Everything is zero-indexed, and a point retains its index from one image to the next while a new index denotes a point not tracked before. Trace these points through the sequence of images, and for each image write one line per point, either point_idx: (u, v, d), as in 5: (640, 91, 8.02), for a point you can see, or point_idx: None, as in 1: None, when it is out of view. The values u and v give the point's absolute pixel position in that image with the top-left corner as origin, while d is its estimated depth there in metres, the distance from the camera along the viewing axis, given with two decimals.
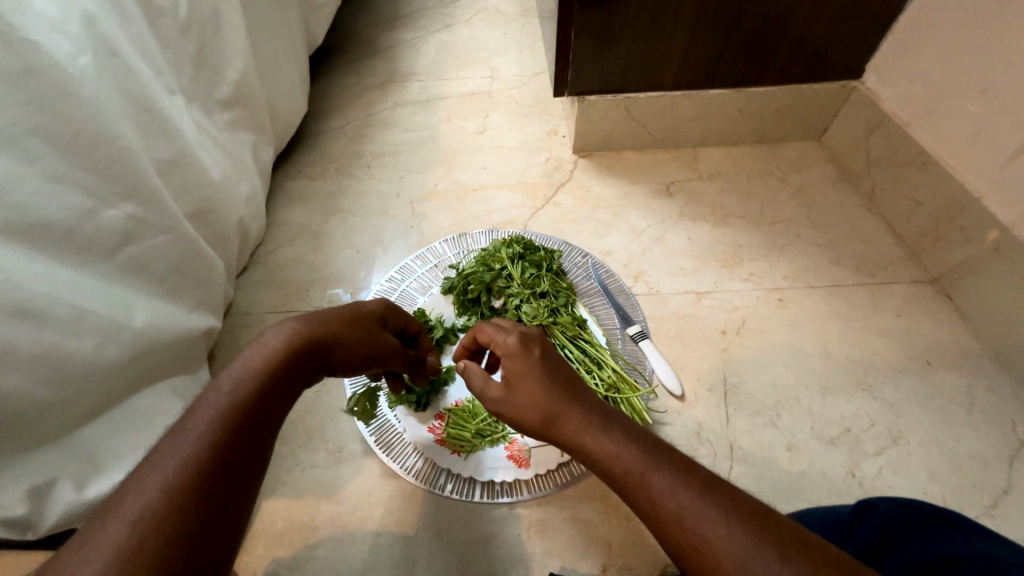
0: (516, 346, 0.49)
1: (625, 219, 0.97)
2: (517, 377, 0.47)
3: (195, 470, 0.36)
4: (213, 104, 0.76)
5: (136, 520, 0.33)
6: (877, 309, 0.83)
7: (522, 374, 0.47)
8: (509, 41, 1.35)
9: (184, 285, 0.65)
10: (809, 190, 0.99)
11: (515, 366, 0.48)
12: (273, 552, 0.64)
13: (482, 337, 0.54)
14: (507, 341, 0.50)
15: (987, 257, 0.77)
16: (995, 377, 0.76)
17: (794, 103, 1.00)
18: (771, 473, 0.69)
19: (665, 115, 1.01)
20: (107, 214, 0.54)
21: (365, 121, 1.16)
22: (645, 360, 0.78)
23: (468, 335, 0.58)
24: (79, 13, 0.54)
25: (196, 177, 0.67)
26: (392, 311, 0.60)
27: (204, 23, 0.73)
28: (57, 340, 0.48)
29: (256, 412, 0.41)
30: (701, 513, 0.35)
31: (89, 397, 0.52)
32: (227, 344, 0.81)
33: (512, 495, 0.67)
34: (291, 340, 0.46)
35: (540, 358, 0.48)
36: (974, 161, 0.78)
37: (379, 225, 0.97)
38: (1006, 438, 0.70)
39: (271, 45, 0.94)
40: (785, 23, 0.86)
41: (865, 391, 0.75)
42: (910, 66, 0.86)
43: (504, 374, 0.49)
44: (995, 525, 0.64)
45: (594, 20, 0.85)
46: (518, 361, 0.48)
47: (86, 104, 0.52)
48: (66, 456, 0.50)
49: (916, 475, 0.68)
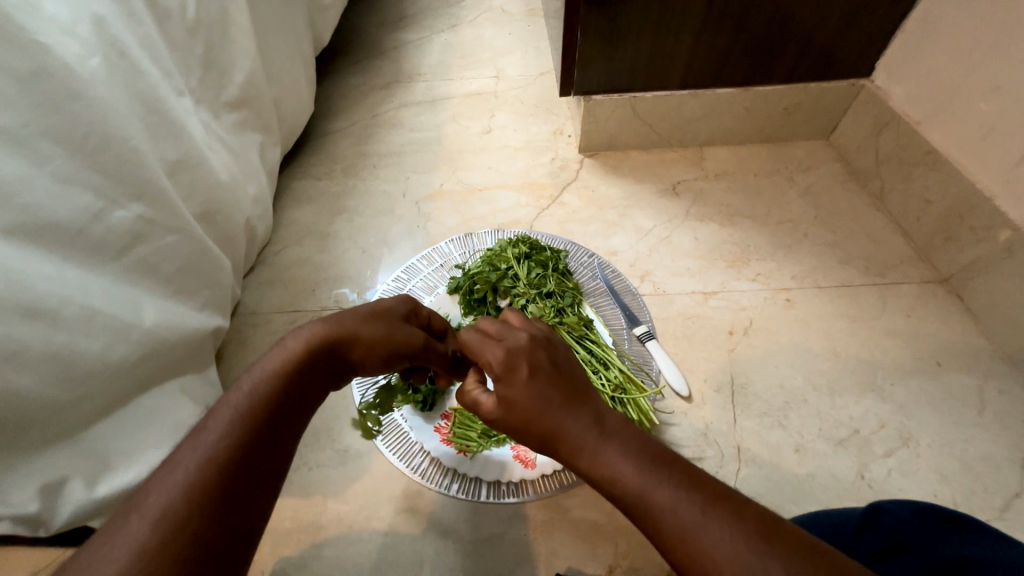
0: (505, 363, 0.46)
1: (631, 219, 0.96)
2: (509, 397, 0.44)
3: (215, 471, 0.36)
4: (220, 105, 0.77)
5: (157, 520, 0.33)
6: (887, 309, 0.83)
7: (515, 396, 0.44)
8: (514, 41, 1.35)
9: (193, 285, 0.65)
10: (817, 189, 0.98)
11: (506, 388, 0.45)
12: (281, 551, 0.64)
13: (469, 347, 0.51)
14: (495, 359, 0.47)
15: (999, 256, 0.76)
16: (1007, 378, 0.75)
17: (801, 102, 0.99)
18: (780, 475, 0.69)
19: (672, 115, 1.01)
20: (117, 215, 0.54)
21: (372, 121, 1.17)
22: (651, 361, 0.78)
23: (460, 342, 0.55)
24: (89, 16, 0.54)
25: (204, 178, 0.68)
26: (416, 307, 0.58)
27: (212, 24, 0.74)
28: (67, 339, 0.48)
29: (275, 414, 0.41)
30: (705, 530, 0.35)
31: (101, 396, 0.52)
32: (235, 344, 0.81)
33: (518, 495, 0.67)
34: (310, 341, 0.46)
35: (528, 377, 0.44)
36: (985, 159, 0.77)
37: (386, 225, 0.97)
38: (1018, 440, 0.69)
39: (278, 46, 0.94)
40: (792, 21, 0.85)
41: (874, 393, 0.75)
42: (920, 65, 0.85)
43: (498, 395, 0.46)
44: (1007, 528, 0.63)
45: (600, 20, 0.85)
46: (508, 383, 0.45)
47: (96, 105, 0.52)
48: (77, 454, 0.50)
49: (926, 477, 0.67)
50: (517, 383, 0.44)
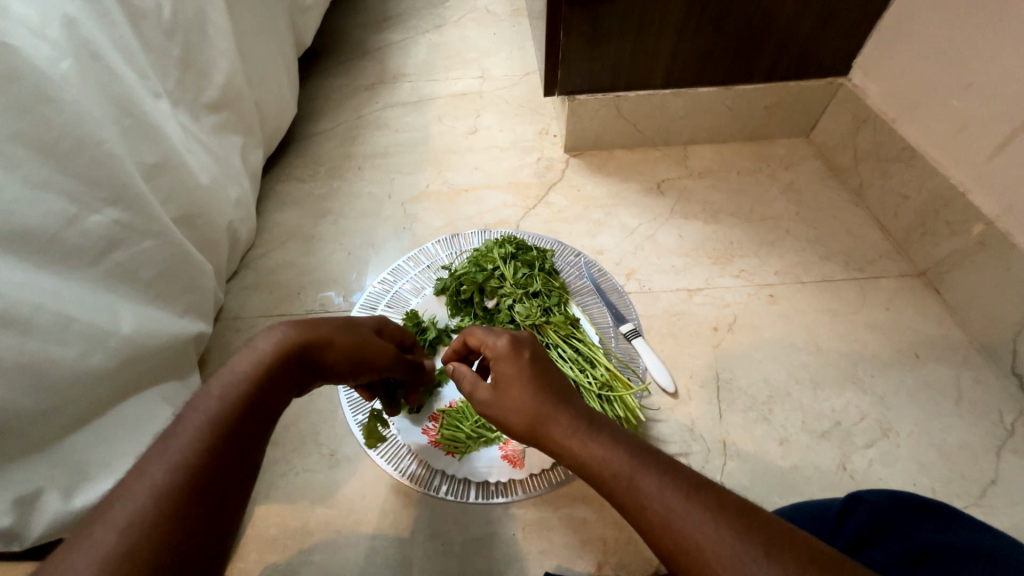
0: (506, 348, 0.49)
1: (616, 217, 0.97)
2: (506, 378, 0.47)
3: (184, 478, 0.36)
4: (200, 108, 0.76)
5: (124, 528, 0.32)
6: (868, 303, 0.84)
7: (512, 378, 0.47)
8: (499, 41, 1.35)
9: (173, 290, 0.64)
10: (798, 186, 1.00)
11: (504, 369, 0.48)
12: (268, 558, 0.63)
13: (472, 341, 0.54)
14: (498, 344, 0.50)
15: (974, 250, 0.78)
16: (982, 368, 0.77)
17: (782, 100, 1.00)
18: (765, 468, 0.69)
19: (656, 114, 1.02)
20: (92, 219, 0.53)
21: (357, 122, 1.16)
22: (638, 359, 0.78)
23: (458, 338, 0.57)
24: (59, 16, 0.53)
25: (183, 181, 0.67)
26: (382, 323, 0.60)
27: (190, 25, 0.73)
28: (41, 348, 0.47)
29: (247, 419, 0.41)
30: (688, 514, 0.35)
31: (79, 406, 0.51)
32: (218, 349, 0.80)
33: (506, 496, 0.67)
34: (282, 344, 0.46)
35: (527, 361, 0.48)
36: (958, 154, 0.79)
37: (370, 226, 0.97)
38: (993, 428, 0.71)
39: (259, 46, 0.93)
40: (772, 22, 0.86)
41: (855, 384, 0.76)
42: (894, 63, 0.87)
43: (495, 378, 0.49)
44: (985, 514, 0.65)
45: (583, 19, 0.85)
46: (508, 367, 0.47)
47: (67, 109, 0.51)
48: (52, 465, 0.49)
49: (906, 467, 0.69)
50: (517, 365, 0.48)
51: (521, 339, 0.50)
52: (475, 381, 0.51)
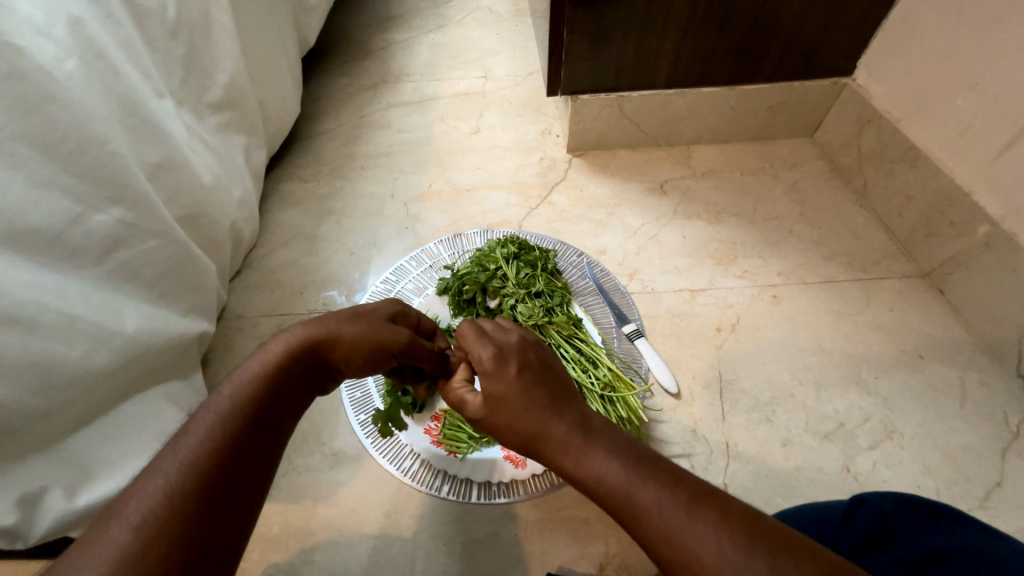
0: (492, 363, 0.47)
1: (619, 217, 0.97)
2: (495, 395, 0.46)
3: (197, 476, 0.36)
4: (204, 108, 0.76)
5: (137, 525, 0.33)
6: (871, 303, 0.84)
7: (501, 394, 0.45)
8: (502, 41, 1.35)
9: (176, 289, 0.65)
10: (802, 186, 0.99)
11: (492, 386, 0.46)
12: (270, 557, 0.63)
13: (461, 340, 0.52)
14: (484, 356, 0.48)
15: (979, 251, 0.78)
16: (987, 369, 0.76)
17: (786, 100, 1.00)
18: (768, 470, 0.69)
19: (659, 115, 1.02)
20: (97, 219, 0.53)
21: (360, 122, 1.16)
22: (640, 359, 0.78)
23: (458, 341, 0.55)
24: (64, 16, 0.53)
25: (186, 181, 0.67)
26: (401, 312, 0.57)
27: (194, 26, 0.73)
28: (46, 347, 0.47)
29: (258, 418, 0.41)
30: (688, 529, 0.35)
31: (83, 405, 0.51)
32: (221, 349, 0.80)
33: (508, 495, 0.67)
34: (291, 343, 0.45)
35: (515, 374, 0.46)
36: (963, 155, 0.79)
37: (373, 226, 0.97)
38: (998, 430, 0.71)
39: (262, 46, 0.93)
40: (776, 22, 0.86)
41: (858, 386, 0.76)
42: (899, 64, 0.87)
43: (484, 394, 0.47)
44: (989, 517, 0.64)
45: (586, 19, 0.85)
46: (495, 380, 0.46)
47: (72, 109, 0.51)
48: (56, 464, 0.49)
49: (910, 469, 0.68)
50: (504, 382, 0.46)
51: (506, 350, 0.49)
52: (464, 396, 0.51)
